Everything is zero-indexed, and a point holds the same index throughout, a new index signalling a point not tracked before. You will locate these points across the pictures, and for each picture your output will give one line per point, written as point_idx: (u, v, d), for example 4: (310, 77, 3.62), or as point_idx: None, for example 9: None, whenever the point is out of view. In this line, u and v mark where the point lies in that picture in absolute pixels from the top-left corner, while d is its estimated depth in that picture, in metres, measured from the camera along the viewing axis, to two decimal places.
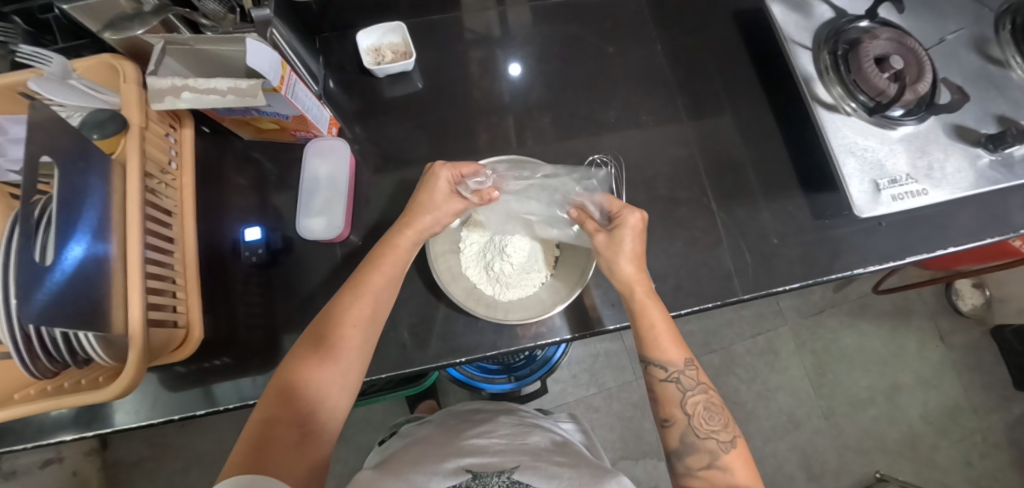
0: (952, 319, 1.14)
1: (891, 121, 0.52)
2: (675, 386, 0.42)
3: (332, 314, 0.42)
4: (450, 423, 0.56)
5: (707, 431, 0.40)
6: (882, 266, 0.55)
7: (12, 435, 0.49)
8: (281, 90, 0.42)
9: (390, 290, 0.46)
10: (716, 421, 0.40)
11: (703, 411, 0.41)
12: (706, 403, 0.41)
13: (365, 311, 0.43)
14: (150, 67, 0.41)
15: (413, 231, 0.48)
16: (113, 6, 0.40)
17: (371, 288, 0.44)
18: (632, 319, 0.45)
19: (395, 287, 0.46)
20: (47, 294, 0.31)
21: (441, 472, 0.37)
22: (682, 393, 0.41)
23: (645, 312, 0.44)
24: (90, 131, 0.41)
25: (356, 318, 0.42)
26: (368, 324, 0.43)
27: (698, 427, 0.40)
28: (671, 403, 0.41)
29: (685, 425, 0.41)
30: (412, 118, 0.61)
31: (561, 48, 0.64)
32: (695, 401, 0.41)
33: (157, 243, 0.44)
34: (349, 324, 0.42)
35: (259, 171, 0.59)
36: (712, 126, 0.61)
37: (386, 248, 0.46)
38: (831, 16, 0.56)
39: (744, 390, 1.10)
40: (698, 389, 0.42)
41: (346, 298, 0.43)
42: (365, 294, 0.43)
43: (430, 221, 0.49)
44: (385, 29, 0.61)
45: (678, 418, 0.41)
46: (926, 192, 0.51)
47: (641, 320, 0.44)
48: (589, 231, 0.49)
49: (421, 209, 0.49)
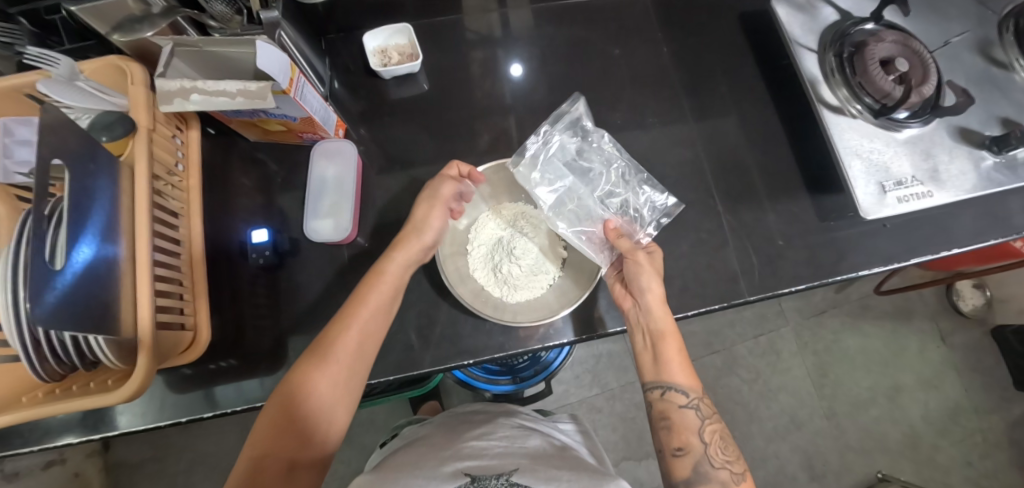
0: (953, 319, 1.14)
1: (895, 124, 0.52)
2: (695, 414, 0.44)
3: (322, 344, 0.41)
4: (453, 425, 0.56)
5: (721, 461, 0.41)
6: (887, 268, 0.55)
7: (18, 438, 0.49)
8: (290, 92, 0.42)
9: (382, 317, 0.45)
10: (729, 451, 0.43)
11: (718, 440, 0.43)
12: (718, 433, 0.43)
13: (356, 341, 0.42)
14: (159, 69, 0.41)
15: (404, 253, 0.47)
16: (122, 8, 0.40)
17: (361, 317, 0.43)
18: (650, 344, 0.46)
19: (386, 314, 0.46)
20: (60, 294, 0.31)
21: (440, 476, 0.35)
22: (699, 421, 0.43)
23: (666, 336, 0.45)
24: (98, 133, 0.41)
25: (348, 345, 0.42)
26: (360, 350, 0.43)
27: (713, 457, 0.42)
28: (690, 430, 0.43)
29: (701, 453, 0.42)
30: (418, 119, 0.61)
31: (567, 50, 0.65)
32: (711, 430, 0.43)
33: (166, 245, 0.44)
34: (341, 351, 0.41)
35: (265, 172, 0.59)
36: (717, 127, 0.61)
37: (377, 276, 0.46)
38: (837, 18, 0.57)
39: (746, 391, 1.10)
40: (712, 418, 0.44)
41: (338, 327, 0.42)
42: (356, 323, 0.43)
43: (421, 242, 0.48)
44: (391, 30, 0.61)
45: (694, 446, 0.42)
46: (931, 194, 0.51)
47: (665, 348, 0.45)
48: (626, 246, 0.49)
49: (412, 233, 0.48)
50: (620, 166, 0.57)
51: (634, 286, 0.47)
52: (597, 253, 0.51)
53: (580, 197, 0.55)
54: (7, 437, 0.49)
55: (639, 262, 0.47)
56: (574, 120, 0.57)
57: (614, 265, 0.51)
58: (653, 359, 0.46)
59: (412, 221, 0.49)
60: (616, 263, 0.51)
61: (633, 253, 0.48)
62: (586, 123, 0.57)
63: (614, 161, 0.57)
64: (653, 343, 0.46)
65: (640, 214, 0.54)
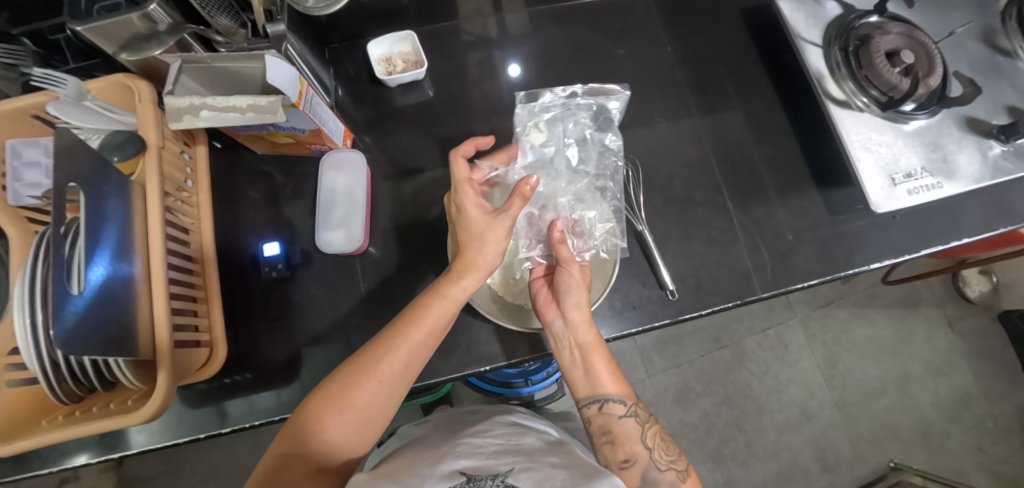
0: (960, 306, 1.14)
1: (903, 116, 0.52)
2: (634, 422, 0.45)
3: (364, 358, 0.39)
4: (450, 424, 0.56)
5: (667, 463, 0.43)
6: (897, 259, 0.55)
7: (37, 460, 0.49)
8: (300, 105, 0.42)
9: (432, 342, 0.42)
10: (672, 451, 0.45)
11: (661, 443, 0.45)
12: (659, 435, 0.45)
13: (400, 363, 0.40)
14: (167, 87, 0.40)
15: (472, 277, 0.44)
16: (129, 28, 0.40)
17: (411, 341, 0.40)
18: (580, 363, 0.46)
19: (436, 337, 0.42)
20: (77, 317, 0.31)
21: (433, 475, 0.34)
22: (639, 429, 0.45)
23: (594, 350, 0.45)
24: (109, 153, 0.41)
25: (388, 368, 0.39)
26: (401, 375, 0.40)
27: (658, 460, 0.43)
28: (633, 440, 0.44)
29: (646, 460, 0.43)
30: (424, 126, 0.61)
31: (570, 51, 0.64)
32: (652, 433, 0.45)
33: (177, 261, 0.44)
34: (381, 372, 0.39)
35: (273, 184, 0.59)
36: (724, 125, 0.61)
37: (437, 298, 0.42)
38: (840, 12, 0.57)
39: (757, 384, 1.11)
40: (650, 421, 0.46)
41: (384, 346, 0.40)
42: (405, 345, 0.40)
43: (483, 260, 0.44)
44: (396, 38, 0.61)
45: (640, 454, 0.44)
46: (940, 186, 0.51)
47: (594, 361, 0.45)
48: (562, 255, 0.48)
49: (473, 253, 0.44)
50: (602, 178, 0.55)
51: (564, 300, 0.46)
52: (535, 248, 0.53)
53: (557, 176, 0.56)
54: (26, 458, 0.49)
55: (568, 273, 0.47)
56: (603, 107, 0.57)
57: (543, 265, 0.51)
58: (587, 376, 0.46)
59: (473, 242, 0.44)
60: (548, 266, 0.51)
61: (565, 266, 0.48)
62: (612, 116, 0.57)
63: (601, 170, 0.55)
64: (583, 357, 0.46)
65: (603, 211, 0.54)
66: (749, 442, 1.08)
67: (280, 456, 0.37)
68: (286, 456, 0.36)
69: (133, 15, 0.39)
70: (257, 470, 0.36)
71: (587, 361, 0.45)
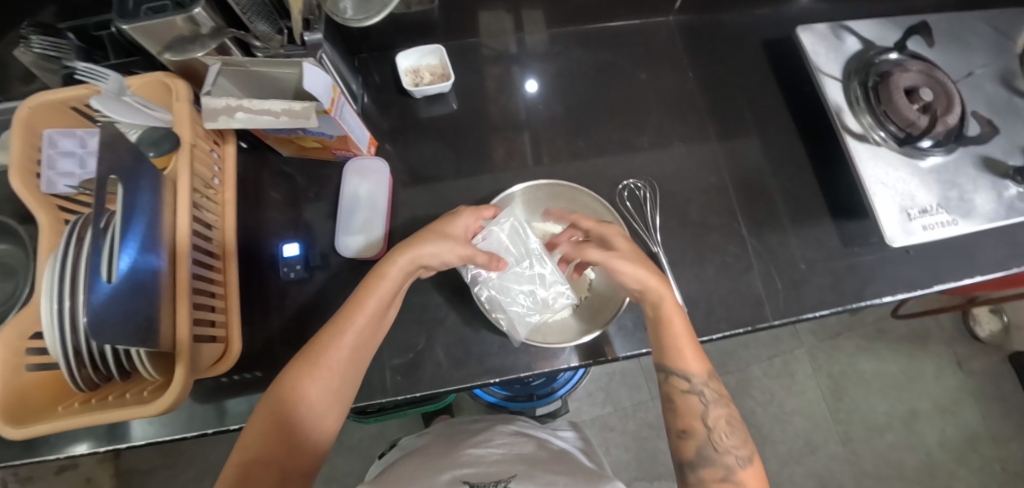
0: (969, 344, 1.14)
1: (920, 152, 0.53)
2: (698, 399, 0.43)
3: (315, 350, 0.41)
4: (451, 434, 0.56)
5: (727, 446, 0.41)
6: (911, 294, 0.55)
7: (44, 444, 0.49)
8: (331, 112, 0.43)
9: (376, 324, 0.44)
10: (736, 436, 0.42)
11: (723, 425, 0.42)
12: (723, 418, 0.43)
13: (348, 348, 0.42)
14: (205, 88, 0.42)
15: (407, 259, 0.45)
16: (173, 30, 0.42)
17: (356, 325, 0.42)
18: (654, 327, 0.46)
19: (380, 323, 0.45)
20: (106, 303, 0.32)
21: (438, 483, 0.34)
22: (702, 406, 0.43)
23: (669, 321, 0.44)
24: (146, 148, 0.44)
25: (338, 355, 0.41)
26: (351, 361, 0.42)
27: (718, 441, 0.41)
28: (694, 414, 0.42)
29: (704, 438, 0.41)
30: (446, 137, 0.63)
31: (593, 73, 0.66)
32: (716, 415, 0.43)
33: (200, 257, 0.45)
34: (331, 360, 0.41)
35: (294, 187, 0.60)
36: (741, 151, 0.62)
37: (375, 279, 0.44)
38: (860, 48, 0.58)
39: (761, 412, 1.09)
40: (719, 403, 0.43)
41: (331, 334, 0.41)
42: (349, 329, 0.42)
43: (429, 250, 0.46)
44: (424, 51, 0.63)
45: (699, 430, 0.42)
46: (955, 223, 0.51)
47: (674, 326, 0.45)
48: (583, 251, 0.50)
49: (417, 242, 0.46)
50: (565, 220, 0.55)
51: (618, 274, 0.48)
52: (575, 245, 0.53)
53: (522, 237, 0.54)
54: (34, 443, 0.49)
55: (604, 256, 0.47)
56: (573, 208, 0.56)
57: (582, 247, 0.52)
58: (660, 343, 0.46)
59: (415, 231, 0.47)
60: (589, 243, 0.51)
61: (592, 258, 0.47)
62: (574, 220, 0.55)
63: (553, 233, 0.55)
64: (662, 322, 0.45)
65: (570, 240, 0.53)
66: None
67: (240, 466, 0.35)
68: (249, 464, 0.35)
69: (179, 17, 0.40)
70: (225, 474, 0.35)
71: (659, 326, 0.45)
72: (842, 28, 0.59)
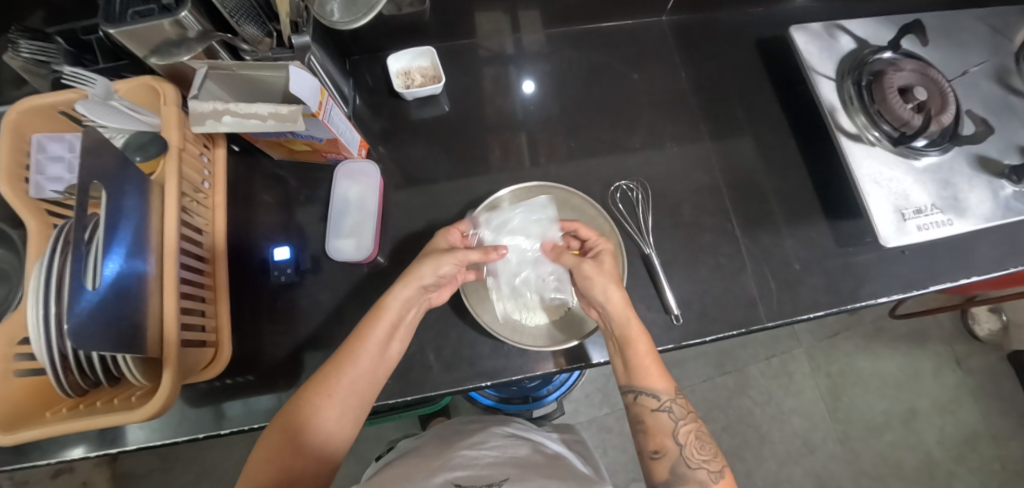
0: (968, 343, 1.13)
1: (914, 152, 0.53)
2: (668, 417, 0.43)
3: (318, 382, 0.41)
4: (444, 436, 0.55)
5: (698, 461, 0.41)
6: (906, 295, 0.55)
7: (36, 449, 0.49)
8: (319, 115, 0.43)
9: (380, 354, 0.44)
10: (706, 450, 0.42)
11: (694, 441, 0.42)
12: (694, 433, 0.43)
13: (350, 380, 0.42)
14: (192, 91, 0.42)
15: (409, 290, 0.45)
16: (159, 34, 0.41)
17: (359, 356, 0.42)
18: (619, 348, 0.46)
19: (385, 353, 0.45)
20: (89, 311, 0.31)
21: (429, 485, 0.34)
22: (673, 423, 0.43)
23: (633, 342, 0.44)
24: (132, 153, 0.43)
25: (341, 386, 0.42)
26: (354, 392, 0.42)
27: (689, 457, 0.42)
28: (664, 433, 0.43)
29: (675, 455, 0.42)
30: (438, 139, 0.62)
31: (586, 74, 0.65)
32: (686, 430, 0.43)
33: (189, 262, 0.45)
34: (334, 392, 0.41)
35: (286, 189, 0.59)
36: (735, 151, 0.61)
37: (379, 311, 0.44)
38: (854, 47, 0.58)
39: (759, 412, 1.09)
40: (687, 418, 0.44)
41: (334, 365, 0.42)
42: (352, 361, 0.42)
43: (429, 278, 0.46)
44: (415, 53, 0.63)
45: (670, 448, 0.42)
46: (950, 223, 0.50)
47: (636, 350, 0.44)
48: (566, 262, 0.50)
49: (419, 271, 0.46)
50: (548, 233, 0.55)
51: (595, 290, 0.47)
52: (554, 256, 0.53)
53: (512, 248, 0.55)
54: (24, 448, 0.49)
55: (595, 264, 0.48)
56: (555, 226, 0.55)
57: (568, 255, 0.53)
58: (624, 362, 0.46)
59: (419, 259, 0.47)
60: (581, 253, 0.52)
61: (579, 265, 0.49)
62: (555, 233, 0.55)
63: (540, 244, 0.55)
64: (621, 345, 0.45)
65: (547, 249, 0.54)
66: (749, 472, 1.06)
67: None
68: None
69: (164, 21, 0.39)
70: None
71: (623, 348, 0.45)
72: (836, 27, 0.58)
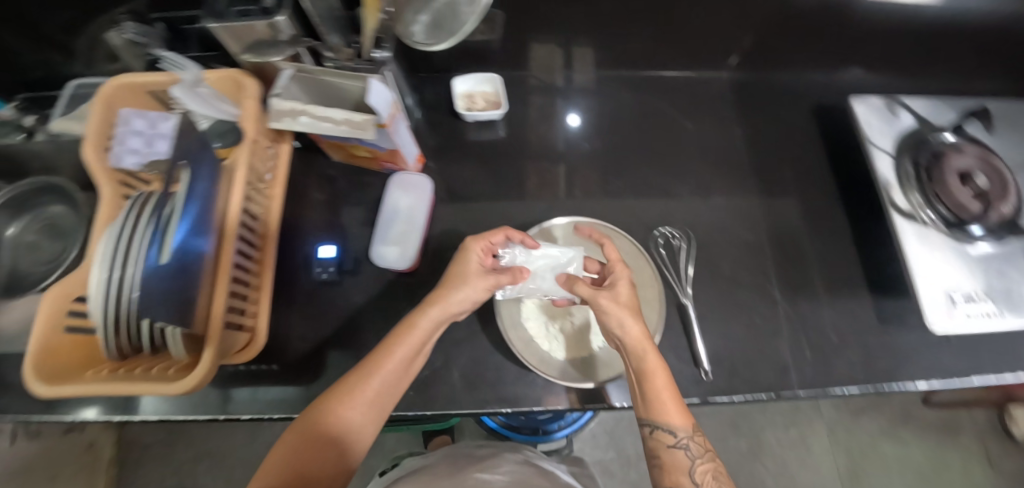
0: (1004, 443, 1.06)
1: (969, 238, 0.52)
2: (685, 454, 0.41)
3: (344, 388, 0.42)
4: (453, 456, 0.55)
5: None
6: (950, 384, 0.52)
7: (64, 404, 0.51)
8: (388, 127, 0.45)
9: (405, 368, 0.45)
10: None
11: (712, 482, 0.40)
12: (712, 473, 0.40)
13: (375, 390, 0.42)
14: (276, 90, 0.45)
15: (439, 308, 0.46)
16: (256, 34, 0.45)
17: (386, 367, 0.43)
18: (636, 380, 0.44)
19: (410, 368, 0.45)
20: (151, 282, 0.33)
21: None
22: (690, 460, 0.41)
23: (651, 374, 0.42)
24: (212, 137, 0.46)
25: (365, 395, 0.42)
26: (377, 402, 0.42)
27: None
28: (680, 469, 0.40)
29: None
30: (488, 161, 0.64)
31: (641, 117, 0.67)
32: (703, 470, 0.40)
33: (242, 248, 0.47)
34: (358, 400, 0.41)
35: (337, 189, 0.62)
36: (782, 213, 0.61)
37: (408, 325, 0.45)
38: (915, 125, 0.57)
39: (770, 482, 1.04)
40: (705, 457, 0.41)
41: (361, 373, 0.42)
42: (379, 371, 0.43)
43: (460, 298, 0.47)
44: (480, 78, 0.65)
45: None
46: (1002, 315, 0.49)
47: (655, 380, 0.42)
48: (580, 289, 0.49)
49: (450, 290, 0.47)
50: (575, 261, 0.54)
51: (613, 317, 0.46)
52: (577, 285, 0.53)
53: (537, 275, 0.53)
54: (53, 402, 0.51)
55: (612, 296, 0.46)
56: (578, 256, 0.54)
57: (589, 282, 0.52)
58: (641, 395, 0.43)
59: (451, 278, 0.48)
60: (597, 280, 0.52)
61: (596, 295, 0.46)
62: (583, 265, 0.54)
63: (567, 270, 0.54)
64: (640, 375, 0.43)
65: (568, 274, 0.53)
66: None
67: None
68: None
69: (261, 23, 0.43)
70: None
71: (640, 377, 0.43)
72: (897, 104, 0.58)
